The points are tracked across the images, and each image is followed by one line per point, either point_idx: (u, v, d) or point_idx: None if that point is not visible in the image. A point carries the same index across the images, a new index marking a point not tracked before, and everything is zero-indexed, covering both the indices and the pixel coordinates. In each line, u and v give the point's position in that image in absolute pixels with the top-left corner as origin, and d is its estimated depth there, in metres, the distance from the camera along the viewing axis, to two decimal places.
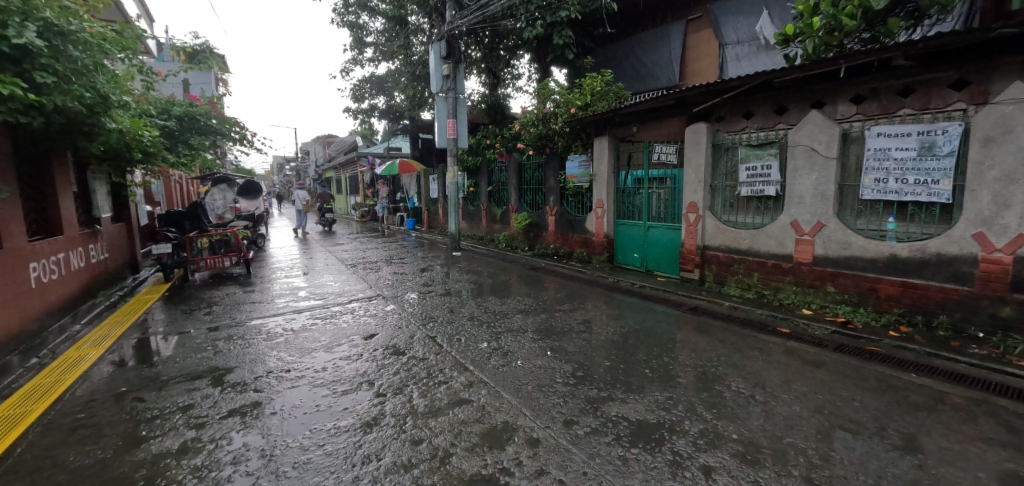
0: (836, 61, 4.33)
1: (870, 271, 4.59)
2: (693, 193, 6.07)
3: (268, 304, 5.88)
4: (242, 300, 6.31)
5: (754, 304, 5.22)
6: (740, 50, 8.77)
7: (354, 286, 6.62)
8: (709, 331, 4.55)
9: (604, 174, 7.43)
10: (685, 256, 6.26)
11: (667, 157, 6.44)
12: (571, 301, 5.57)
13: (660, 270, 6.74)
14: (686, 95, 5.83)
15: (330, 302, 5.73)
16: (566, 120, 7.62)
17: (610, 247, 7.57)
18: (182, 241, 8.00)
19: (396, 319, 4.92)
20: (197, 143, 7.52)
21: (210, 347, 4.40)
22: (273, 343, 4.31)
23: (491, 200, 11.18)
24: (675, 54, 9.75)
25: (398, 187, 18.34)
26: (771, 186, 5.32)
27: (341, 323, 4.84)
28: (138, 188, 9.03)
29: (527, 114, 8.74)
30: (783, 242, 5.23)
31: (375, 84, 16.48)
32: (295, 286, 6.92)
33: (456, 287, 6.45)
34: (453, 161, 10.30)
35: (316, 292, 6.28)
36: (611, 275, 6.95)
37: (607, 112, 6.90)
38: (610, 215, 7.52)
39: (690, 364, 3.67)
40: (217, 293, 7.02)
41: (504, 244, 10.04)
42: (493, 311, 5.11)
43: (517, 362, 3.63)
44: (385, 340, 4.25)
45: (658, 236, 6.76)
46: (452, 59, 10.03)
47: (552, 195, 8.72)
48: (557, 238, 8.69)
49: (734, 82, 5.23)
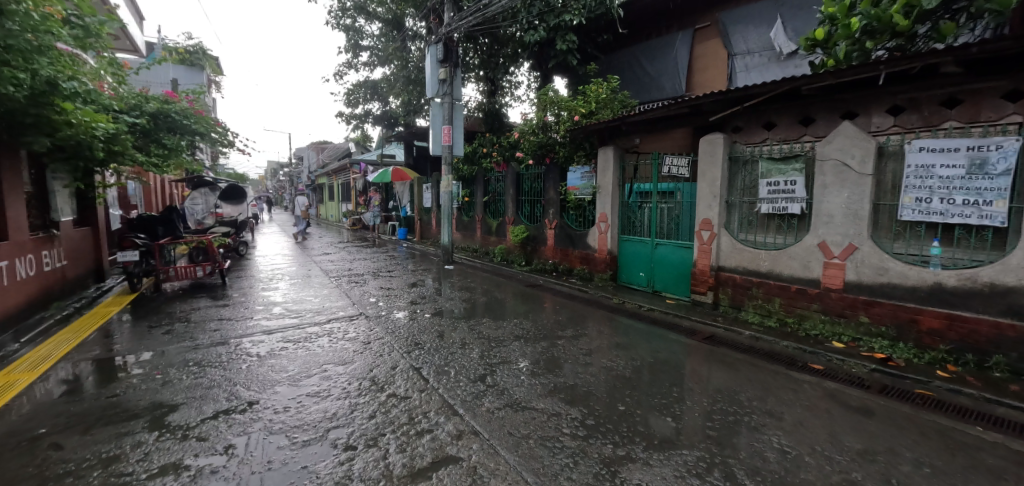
0: (875, 66, 3.91)
1: (910, 300, 4.10)
2: (707, 210, 5.57)
3: (237, 322, 5.26)
4: (209, 315, 5.69)
5: (777, 333, 4.70)
6: (750, 61, 8.41)
7: (335, 302, 6.01)
8: (734, 366, 4.01)
9: (609, 187, 6.92)
10: (697, 277, 5.75)
11: (678, 170, 5.90)
12: (574, 326, 5.03)
13: (669, 291, 6.21)
14: (701, 103, 5.36)
15: (306, 321, 5.13)
16: (568, 128, 7.21)
17: (614, 265, 7.05)
18: (150, 249, 7.19)
19: (377, 344, 4.33)
20: (172, 143, 6.92)
21: (159, 375, 3.77)
22: (231, 373, 3.70)
23: (486, 211, 10.66)
24: (681, 64, 9.39)
25: (391, 195, 17.82)
26: (795, 204, 4.85)
27: (314, 348, 4.23)
28: (110, 190, 8.42)
29: (527, 121, 8.29)
30: (809, 265, 4.75)
31: (369, 89, 16.05)
32: (271, 301, 6.30)
33: (447, 306, 5.89)
34: (447, 169, 9.79)
35: (292, 309, 5.67)
36: (615, 295, 6.42)
37: (613, 120, 6.42)
38: (615, 231, 7.01)
39: (720, 410, 3.11)
40: (184, 306, 6.39)
41: (499, 258, 9.50)
42: (487, 336, 4.56)
43: (513, 405, 3.06)
44: (362, 370, 3.66)
45: (666, 254, 6.26)
46: (449, 63, 9.60)
47: (551, 208, 8.22)
48: (557, 253, 8.16)
49: (756, 89, 4.77)
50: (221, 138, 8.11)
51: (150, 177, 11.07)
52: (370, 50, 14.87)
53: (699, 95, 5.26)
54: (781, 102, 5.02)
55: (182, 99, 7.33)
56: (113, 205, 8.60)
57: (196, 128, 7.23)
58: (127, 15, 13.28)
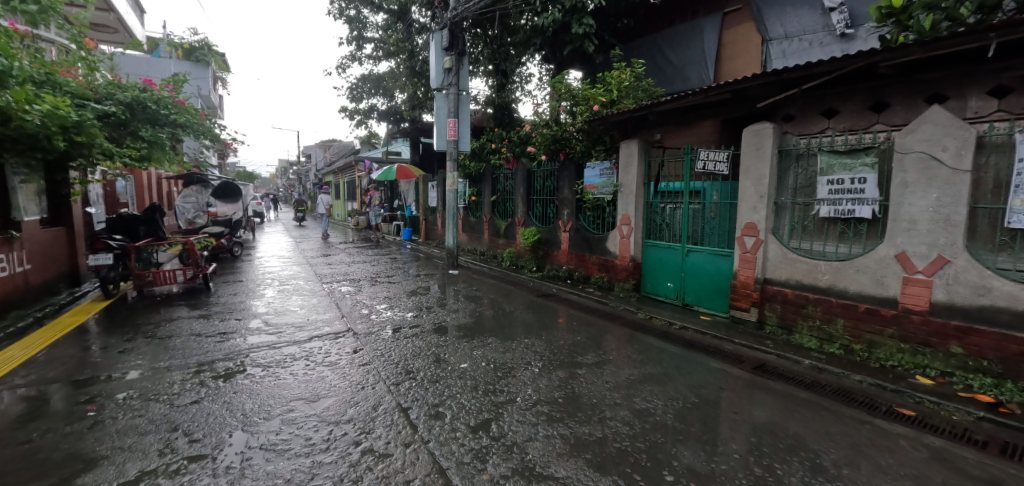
0: (982, 35, 3.04)
1: (1021, 329, 3.20)
2: (752, 213, 4.74)
3: (206, 339, 4.58)
4: (179, 329, 5.02)
5: (843, 364, 3.89)
6: (787, 46, 7.54)
7: (322, 314, 5.30)
8: (802, 408, 3.18)
9: (633, 186, 6.11)
10: (738, 290, 4.93)
11: (716, 165, 5.10)
12: (595, 348, 4.26)
13: (702, 305, 5.40)
14: (748, 87, 4.56)
15: (283, 338, 4.43)
16: (587, 119, 6.42)
17: (637, 273, 6.25)
18: (126, 251, 6.58)
19: (360, 372, 3.59)
20: (149, 135, 6.22)
21: (93, 411, 3.06)
22: (176, 412, 3.00)
23: (494, 212, 9.92)
24: (709, 51, 8.55)
25: (396, 194, 17.19)
26: (865, 206, 4.03)
27: (284, 376, 3.51)
28: (93, 185, 7.86)
29: (540, 113, 7.55)
30: (882, 280, 3.92)
31: (373, 83, 15.43)
32: (252, 311, 5.62)
33: (449, 320, 5.14)
34: (453, 166, 9.05)
35: (271, 323, 4.98)
36: (640, 308, 5.63)
37: (639, 109, 5.63)
38: (638, 235, 6.20)
39: (801, 482, 2.28)
40: (158, 317, 5.75)
41: (508, 262, 8.75)
42: (493, 364, 3.79)
43: (523, 473, 2.28)
44: (337, 412, 2.92)
45: (699, 262, 5.44)
46: (454, 51, 8.77)
47: (566, 208, 7.46)
48: (571, 259, 7.38)
49: (820, 67, 3.94)
50: (209, 131, 7.45)
51: (143, 172, 10.55)
52: (375, 43, 14.26)
53: (747, 76, 4.44)
54: (847, 84, 4.19)
55: (162, 87, 6.57)
56: (97, 203, 8.05)
57: (177, 120, 6.56)
58: (126, 6, 12.90)
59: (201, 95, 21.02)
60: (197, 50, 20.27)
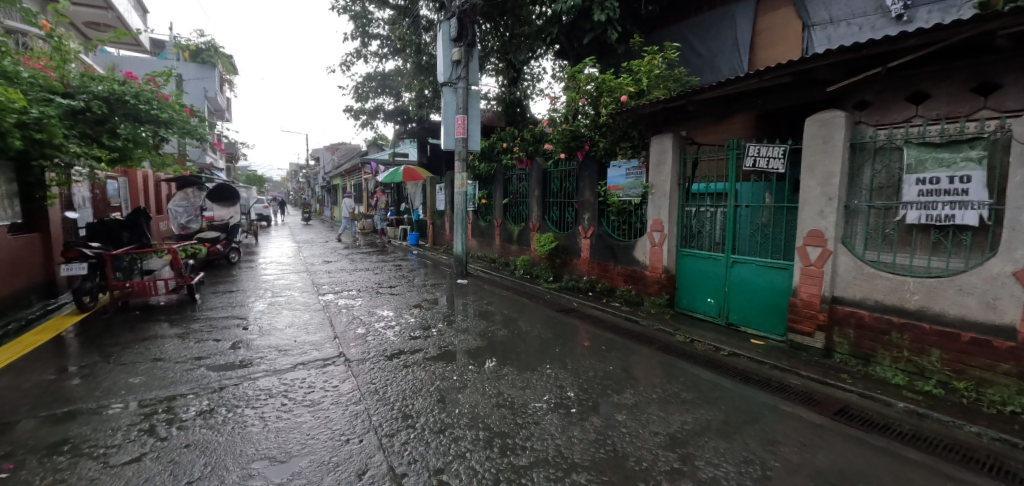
0: None
1: None
2: (818, 218, 3.96)
3: (175, 365, 3.93)
4: (149, 353, 4.37)
5: (948, 408, 3.09)
6: (832, 32, 6.70)
7: (312, 334, 4.62)
8: (921, 477, 2.38)
9: (666, 187, 5.37)
10: (798, 311, 4.15)
11: (768, 163, 4.33)
12: (632, 382, 3.51)
13: (751, 326, 4.63)
14: (815, 68, 3.78)
15: (262, 367, 3.77)
16: (612, 111, 5.68)
17: (671, 287, 5.50)
18: (102, 260, 5.96)
19: (346, 416, 2.88)
20: (127, 133, 5.56)
21: (5, 471, 2.36)
22: (107, 476, 2.32)
23: (506, 216, 9.23)
24: (741, 41, 7.78)
25: (403, 196, 16.61)
26: (969, 212, 3.22)
27: (252, 423, 2.82)
28: (76, 187, 7.32)
29: (557, 107, 6.83)
30: (995, 304, 3.10)
31: (379, 82, 14.87)
32: (235, 329, 4.97)
33: (456, 341, 4.44)
34: (462, 167, 8.38)
35: (252, 346, 4.32)
36: (676, 328, 4.89)
37: (676, 99, 4.88)
38: (672, 243, 5.45)
39: None
40: (130, 334, 5.13)
41: (521, 271, 8.03)
42: (510, 405, 3.06)
43: None
44: (311, 480, 2.21)
45: (746, 276, 4.67)
46: (463, 41, 8.09)
47: (586, 212, 6.75)
48: (594, 268, 6.65)
49: (915, 40, 3.15)
50: (201, 126, 6.77)
51: (137, 173, 10.05)
52: (381, 40, 13.69)
53: (816, 55, 3.66)
54: (945, 61, 3.39)
55: (145, 82, 5.91)
56: (82, 206, 7.54)
57: (160, 117, 5.89)
58: (127, 4, 12.48)
59: (206, 97, 20.71)
60: (203, 51, 20.42)
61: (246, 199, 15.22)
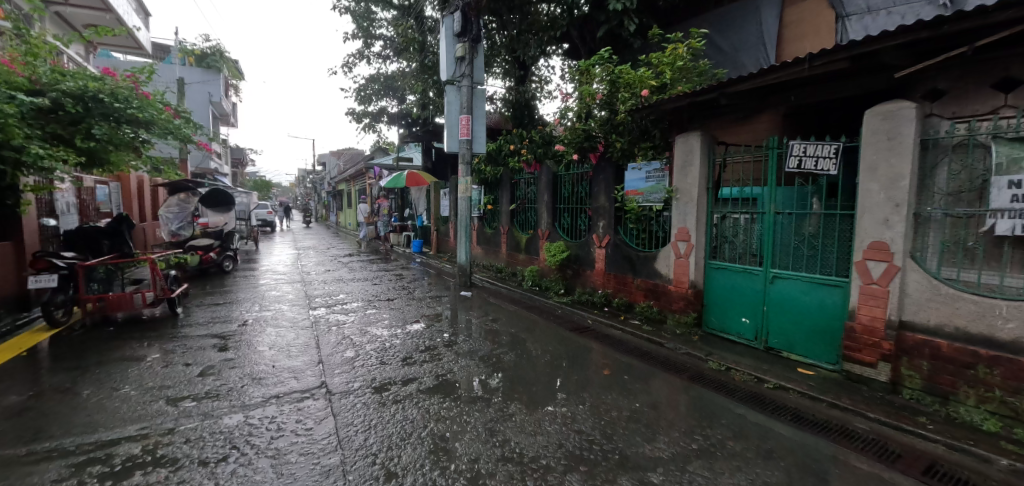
0: None
1: None
2: (882, 228, 3.35)
3: (134, 395, 3.40)
4: (107, 378, 3.84)
5: None
6: (871, 21, 6.00)
7: (293, 359, 4.06)
8: None
9: (693, 192, 4.79)
10: (857, 338, 3.54)
11: (816, 163, 3.74)
12: (664, 427, 2.90)
13: (796, 352, 4.02)
14: (878, 51, 3.19)
15: (228, 401, 3.22)
16: (632, 107, 5.12)
17: (698, 304, 4.90)
18: (74, 272, 5.46)
19: (316, 475, 2.30)
20: (100, 133, 5.09)
21: None
22: None
23: (513, 222, 8.69)
24: (769, 35, 7.15)
25: (407, 202, 16.16)
26: None
27: (197, 483, 2.26)
28: (59, 192, 6.94)
29: (569, 104, 6.30)
30: None
31: (383, 84, 14.50)
32: (210, 350, 4.44)
33: (456, 369, 3.87)
34: (466, 170, 7.85)
35: (224, 373, 3.78)
36: (707, 351, 4.28)
37: (705, 92, 4.30)
38: (700, 254, 4.85)
39: None
40: (97, 354, 4.62)
41: (530, 283, 7.46)
42: (518, 459, 2.47)
43: None
44: None
45: (789, 294, 4.06)
46: (468, 37, 7.57)
47: (601, 220, 6.19)
48: (609, 281, 6.07)
49: (1014, 12, 2.56)
50: (186, 125, 6.30)
51: (131, 177, 9.75)
52: (384, 40, 13.32)
53: (880, 35, 3.08)
54: None
55: (122, 78, 5.48)
56: (66, 211, 7.14)
57: (137, 117, 5.42)
58: (128, 6, 12.21)
59: (211, 101, 20.47)
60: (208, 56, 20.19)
61: (247, 204, 14.85)
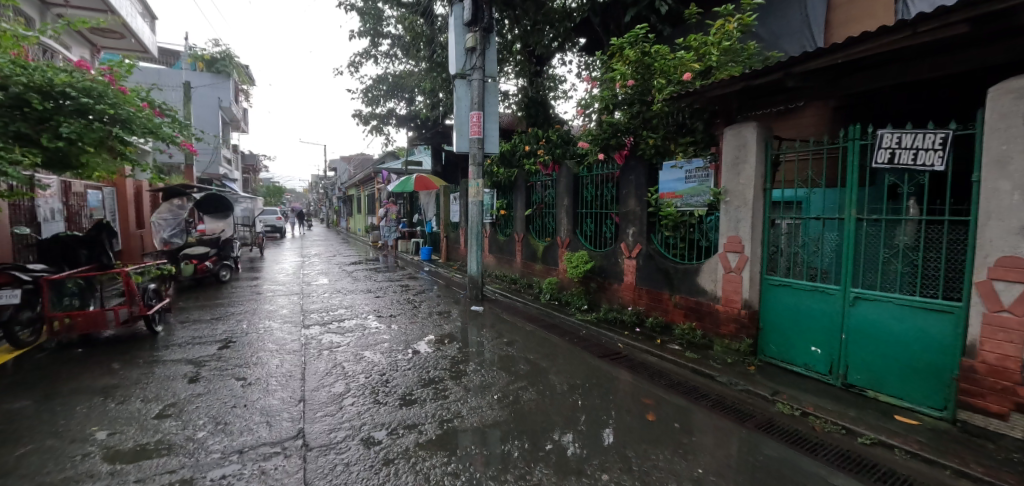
0: None
1: None
2: (1019, 239, 2.53)
3: (68, 445, 2.75)
4: (49, 416, 3.20)
5: None
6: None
7: (272, 396, 3.39)
8: None
9: (747, 194, 4.04)
10: (979, 380, 2.70)
11: (917, 157, 2.97)
12: None
13: (887, 392, 3.23)
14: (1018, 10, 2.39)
15: (178, 458, 2.55)
16: (671, 95, 4.39)
17: (752, 327, 4.14)
18: (39, 286, 4.86)
19: None
20: (69, 131, 4.52)
21: None
22: None
23: (529, 229, 8.00)
24: (816, 17, 6.35)
25: (416, 207, 15.62)
26: None
27: None
28: (40, 196, 6.44)
29: (594, 96, 5.59)
30: None
31: (390, 85, 14.00)
32: (178, 381, 3.78)
33: (465, 411, 3.17)
34: (477, 172, 7.18)
35: (187, 414, 3.13)
36: (771, 389, 3.51)
37: (766, 73, 3.55)
38: (754, 268, 4.08)
39: None
40: (54, 381, 4.01)
41: (548, 296, 6.77)
42: None
43: None
44: None
45: (876, 319, 3.27)
46: (479, 26, 6.93)
47: (631, 227, 5.47)
48: (641, 298, 5.34)
49: None
50: (170, 125, 5.75)
51: (127, 181, 9.32)
52: (392, 39, 12.82)
53: None
54: None
55: (97, 72, 4.98)
56: (49, 218, 6.68)
57: (110, 114, 4.85)
58: (133, 8, 11.84)
59: (220, 106, 20.21)
60: (218, 61, 19.88)
61: (252, 209, 14.41)
